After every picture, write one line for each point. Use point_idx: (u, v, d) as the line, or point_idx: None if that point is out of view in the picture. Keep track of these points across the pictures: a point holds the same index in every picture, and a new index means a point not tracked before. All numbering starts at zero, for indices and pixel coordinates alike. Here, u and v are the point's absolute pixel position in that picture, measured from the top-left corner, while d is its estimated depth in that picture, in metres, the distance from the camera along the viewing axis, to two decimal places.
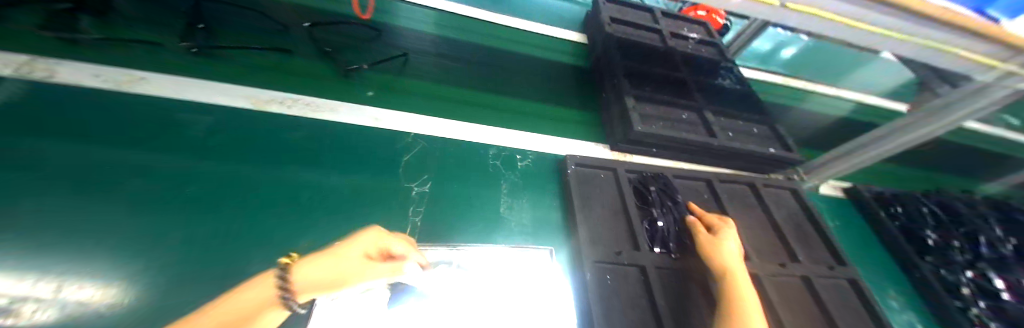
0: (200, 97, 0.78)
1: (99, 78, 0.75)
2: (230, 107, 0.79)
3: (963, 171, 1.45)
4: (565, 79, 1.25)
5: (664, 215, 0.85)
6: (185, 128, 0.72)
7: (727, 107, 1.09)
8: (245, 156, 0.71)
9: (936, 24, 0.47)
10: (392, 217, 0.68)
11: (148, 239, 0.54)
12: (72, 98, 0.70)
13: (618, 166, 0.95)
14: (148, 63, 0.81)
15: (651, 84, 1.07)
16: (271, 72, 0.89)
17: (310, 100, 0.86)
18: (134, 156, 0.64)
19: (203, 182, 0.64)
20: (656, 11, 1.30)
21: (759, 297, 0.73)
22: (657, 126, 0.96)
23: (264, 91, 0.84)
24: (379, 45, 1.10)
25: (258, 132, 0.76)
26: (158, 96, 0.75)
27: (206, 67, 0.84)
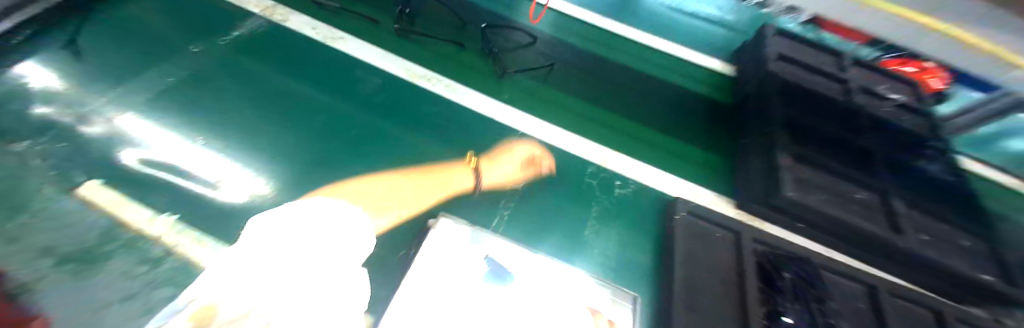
0: (376, 63, 1.04)
1: (322, 35, 1.07)
2: (390, 74, 1.02)
3: None
4: (690, 111, 1.16)
5: (798, 311, 0.68)
6: (361, 85, 0.98)
7: (927, 199, 0.82)
8: (392, 116, 0.93)
9: None
10: (487, 204, 0.80)
11: (314, 163, 0.79)
12: (304, 47, 1.03)
13: (742, 231, 0.81)
14: (355, 30, 1.11)
15: (818, 144, 0.86)
16: (432, 54, 1.11)
17: (448, 82, 1.05)
18: (329, 99, 0.92)
19: (361, 131, 0.88)
20: (845, 55, 1.04)
21: None
22: (818, 198, 0.77)
23: (417, 67, 1.06)
24: (514, 41, 1.23)
25: (404, 101, 0.97)
26: (353, 57, 1.04)
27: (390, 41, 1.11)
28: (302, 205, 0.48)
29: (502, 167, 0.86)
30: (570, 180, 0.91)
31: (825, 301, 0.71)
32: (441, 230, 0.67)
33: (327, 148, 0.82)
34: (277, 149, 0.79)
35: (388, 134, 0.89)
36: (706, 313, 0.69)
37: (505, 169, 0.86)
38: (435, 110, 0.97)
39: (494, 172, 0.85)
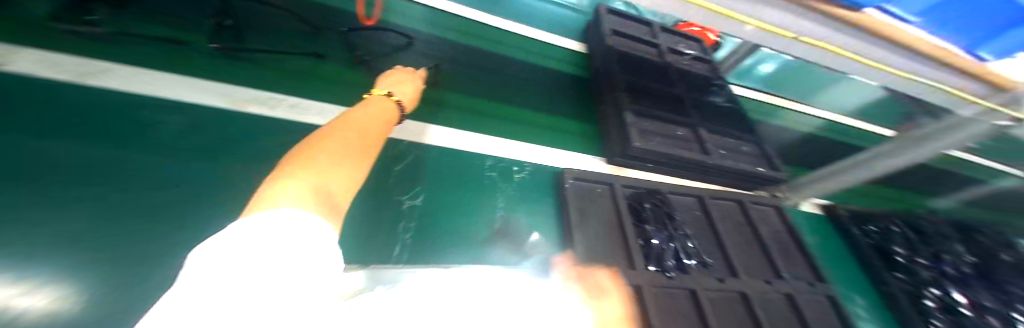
0: (183, 96, 0.78)
1: (67, 70, 0.73)
2: (207, 106, 0.78)
3: (925, 190, 1.59)
4: (562, 88, 1.30)
5: (660, 233, 0.89)
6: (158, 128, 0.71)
7: (720, 124, 1.11)
8: (221, 158, 0.71)
9: (903, 52, 0.61)
10: (381, 229, 0.73)
11: (100, 245, 0.53)
12: (35, 91, 0.69)
13: (615, 181, 0.98)
14: (137, 58, 0.81)
15: (650, 99, 1.08)
16: (267, 72, 0.91)
17: (294, 102, 0.87)
18: (103, 156, 0.64)
19: (172, 190, 0.63)
20: (655, 25, 1.31)
21: (746, 316, 0.81)
22: (655, 142, 0.98)
23: (248, 92, 0.85)
24: (378, 47, 1.14)
25: (237, 133, 0.76)
26: (140, 94, 0.75)
27: (203, 65, 0.85)
28: (253, 223, 0.29)
29: (403, 83, 0.87)
30: (467, 177, 0.92)
31: (674, 217, 0.93)
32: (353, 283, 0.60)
33: (103, 214, 0.57)
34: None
35: (221, 181, 0.67)
36: (603, 259, 0.83)
37: (406, 85, 0.87)
38: (286, 137, 0.80)
39: (399, 86, 0.85)
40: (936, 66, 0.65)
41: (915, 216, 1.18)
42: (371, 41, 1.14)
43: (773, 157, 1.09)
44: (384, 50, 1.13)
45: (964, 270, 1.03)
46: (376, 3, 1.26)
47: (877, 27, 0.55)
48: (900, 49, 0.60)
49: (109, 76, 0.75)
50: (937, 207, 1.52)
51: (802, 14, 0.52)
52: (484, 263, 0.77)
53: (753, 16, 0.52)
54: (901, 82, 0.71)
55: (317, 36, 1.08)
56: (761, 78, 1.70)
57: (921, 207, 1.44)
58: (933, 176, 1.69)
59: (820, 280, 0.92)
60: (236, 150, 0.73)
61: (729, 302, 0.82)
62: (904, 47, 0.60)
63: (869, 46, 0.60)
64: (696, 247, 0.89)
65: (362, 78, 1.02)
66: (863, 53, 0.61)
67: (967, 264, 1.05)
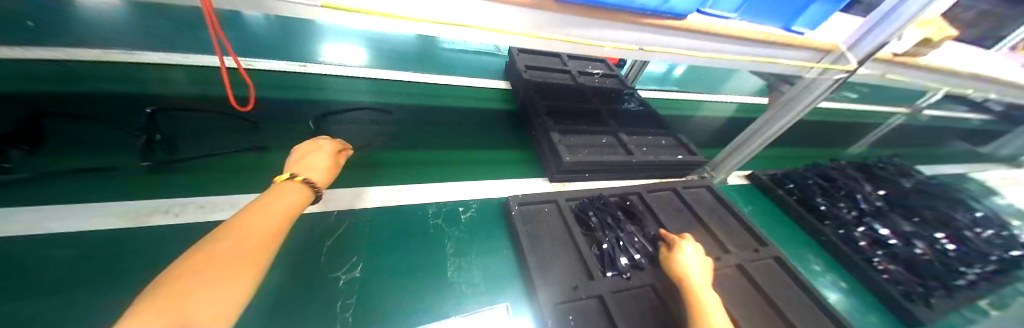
0: (59, 225, 0.68)
1: None
2: (95, 229, 0.69)
3: (830, 142, 1.83)
4: (496, 123, 1.37)
5: (609, 237, 0.91)
6: (21, 269, 0.60)
7: (637, 125, 1.22)
8: (109, 282, 0.62)
9: (734, 41, 0.75)
10: (320, 313, 0.68)
11: None
12: None
13: (558, 197, 1.01)
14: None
15: (572, 117, 1.18)
16: (172, 171, 0.85)
17: (204, 201, 0.81)
18: None
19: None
20: (563, 54, 1.48)
21: None
22: (584, 153, 1.05)
23: (145, 202, 0.77)
24: (305, 123, 1.14)
25: (138, 247, 0.69)
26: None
27: (87, 184, 0.77)
28: None
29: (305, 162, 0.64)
30: (411, 230, 0.91)
31: (619, 219, 0.97)
32: None
33: None
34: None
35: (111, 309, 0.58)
36: (561, 277, 0.81)
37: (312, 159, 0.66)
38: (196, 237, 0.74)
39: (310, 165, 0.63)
40: (769, 45, 0.80)
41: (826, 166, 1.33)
42: (296, 118, 1.15)
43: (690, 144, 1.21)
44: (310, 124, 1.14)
45: (877, 204, 1.16)
46: (299, 83, 1.29)
47: (698, 27, 0.68)
48: (732, 39, 0.74)
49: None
50: (846, 155, 1.72)
51: (636, 28, 0.64)
52: (439, 316, 0.73)
53: (595, 37, 0.63)
54: (759, 63, 0.84)
55: (233, 123, 1.05)
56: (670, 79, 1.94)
57: (830, 156, 1.65)
58: (832, 131, 1.95)
59: (764, 245, 0.98)
60: (127, 263, 0.66)
61: None
62: (735, 37, 0.73)
63: (704, 42, 0.73)
64: (646, 242, 0.92)
65: (289, 155, 1.01)
66: (705, 47, 0.74)
67: (878, 198, 1.19)
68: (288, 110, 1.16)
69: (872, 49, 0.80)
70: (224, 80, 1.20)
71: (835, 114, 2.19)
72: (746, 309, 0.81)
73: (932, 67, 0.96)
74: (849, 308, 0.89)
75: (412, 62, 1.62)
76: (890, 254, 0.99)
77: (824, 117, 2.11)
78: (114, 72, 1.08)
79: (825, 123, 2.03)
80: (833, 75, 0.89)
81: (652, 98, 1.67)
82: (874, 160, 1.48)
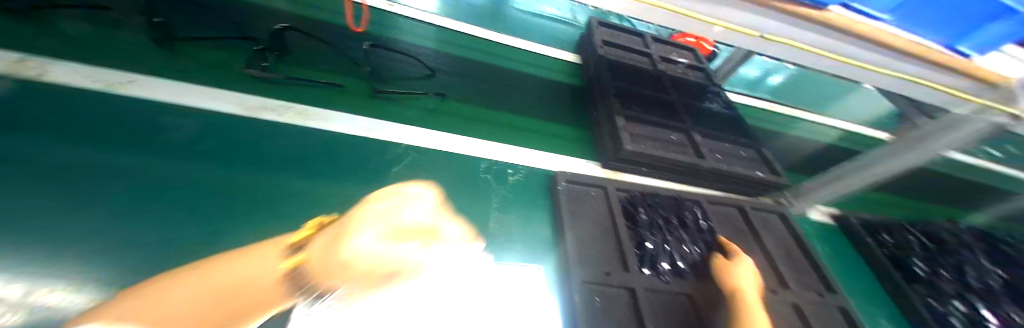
0: (187, 100, 0.82)
1: (89, 78, 0.78)
2: (213, 110, 0.82)
3: (946, 201, 1.51)
4: (558, 96, 1.32)
5: (654, 237, 0.87)
6: (165, 131, 0.74)
7: (715, 129, 1.10)
8: (218, 156, 0.74)
9: (880, 47, 0.61)
10: None
11: (97, 231, 0.53)
12: (54, 95, 0.72)
13: (609, 184, 0.97)
14: (150, 67, 0.87)
15: (641, 105, 1.09)
16: (273, 80, 0.95)
17: (299, 108, 0.91)
18: (102, 156, 0.66)
19: (173, 185, 0.65)
20: (645, 36, 1.34)
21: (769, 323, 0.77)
22: (647, 145, 0.97)
23: (251, 98, 0.89)
24: (377, 57, 1.18)
25: (242, 133, 0.80)
26: (142, 99, 0.79)
27: (205, 74, 0.90)
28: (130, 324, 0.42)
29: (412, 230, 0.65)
30: (463, 177, 0.95)
31: (671, 222, 0.91)
32: None
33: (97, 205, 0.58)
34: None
35: (211, 178, 0.69)
36: (597, 261, 0.80)
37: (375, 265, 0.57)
38: (290, 136, 0.85)
39: (336, 260, 0.55)
40: (925, 64, 0.65)
41: (932, 227, 1.14)
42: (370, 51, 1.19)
43: (775, 163, 1.07)
44: (388, 62, 1.19)
45: (990, 282, 0.96)
46: (379, 21, 1.35)
47: (845, 23, 0.57)
48: (880, 47, 0.61)
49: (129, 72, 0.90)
50: (966, 220, 1.41)
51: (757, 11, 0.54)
52: (477, 260, 0.74)
53: (712, 14, 0.54)
54: (900, 82, 0.70)
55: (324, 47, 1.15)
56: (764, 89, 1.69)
57: (942, 215, 1.38)
58: (952, 190, 1.61)
59: (830, 291, 0.87)
60: (237, 145, 0.77)
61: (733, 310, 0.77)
62: (886, 45, 0.61)
63: (840, 44, 0.61)
64: (693, 252, 0.87)
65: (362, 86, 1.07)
66: (838, 49, 0.62)
67: (997, 277, 0.98)
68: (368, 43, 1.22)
69: None
70: (319, 6, 1.30)
71: (965, 171, 1.78)
72: None
73: None
74: None
75: (486, 19, 1.59)
76: None
77: (950, 172, 1.73)
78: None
79: (946, 179, 1.67)
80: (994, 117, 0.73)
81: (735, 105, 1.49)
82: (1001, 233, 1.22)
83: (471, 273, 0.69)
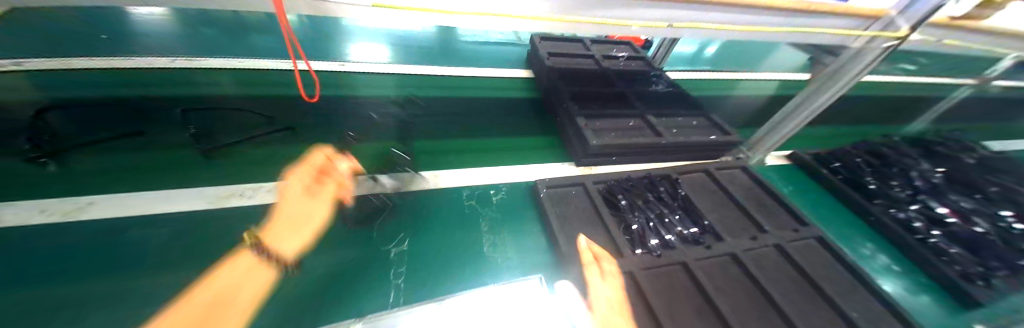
0: (147, 209, 0.78)
1: (44, 212, 0.74)
2: (187, 210, 0.81)
3: (872, 119, 1.75)
4: (522, 111, 1.41)
5: (636, 218, 0.92)
6: (129, 246, 0.71)
7: (665, 108, 1.21)
8: (191, 273, 0.68)
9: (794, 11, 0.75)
10: (376, 286, 0.75)
11: None
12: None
13: (585, 180, 1.03)
14: (95, 181, 0.82)
15: (596, 102, 1.19)
16: (247, 164, 0.97)
17: None
18: (76, 286, 0.62)
19: (146, 315, 0.60)
20: (586, 40, 1.48)
21: (781, 263, 0.86)
22: (611, 136, 1.05)
23: (222, 188, 0.88)
24: (349, 116, 1.23)
25: (218, 227, 0.78)
26: (91, 222, 0.74)
27: (172, 172, 0.89)
28: None
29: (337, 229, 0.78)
30: (450, 209, 1.00)
31: (649, 200, 0.98)
32: None
33: None
34: None
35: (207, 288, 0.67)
36: (592, 250, 0.83)
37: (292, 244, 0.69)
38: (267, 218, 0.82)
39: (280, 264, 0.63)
40: (813, 15, 0.78)
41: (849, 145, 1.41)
42: (350, 113, 1.24)
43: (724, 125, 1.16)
44: (358, 119, 1.23)
45: (934, 181, 1.20)
46: (338, 81, 1.36)
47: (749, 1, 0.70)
48: (777, 11, 0.75)
49: None
50: (900, 132, 1.65)
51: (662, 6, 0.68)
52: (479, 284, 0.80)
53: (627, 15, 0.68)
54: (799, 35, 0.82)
55: (294, 116, 1.17)
56: (704, 59, 1.85)
57: (870, 135, 1.60)
58: (876, 108, 1.87)
59: (804, 225, 0.95)
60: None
61: (725, 265, 0.84)
62: (781, 9, 0.74)
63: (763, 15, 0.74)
64: (676, 222, 0.92)
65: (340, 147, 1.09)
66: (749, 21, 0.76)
67: (934, 175, 1.23)
68: (331, 106, 1.25)
69: (926, 13, 0.76)
70: (276, 80, 1.32)
71: (881, 90, 2.08)
72: (786, 291, 0.79)
73: (994, 30, 0.90)
74: (896, 287, 0.92)
75: (439, 53, 1.65)
76: (948, 233, 1.01)
77: (869, 93, 2.01)
78: (188, 80, 1.21)
79: (869, 100, 1.93)
80: (880, 43, 0.85)
81: (680, 79, 1.63)
82: (917, 139, 1.49)
83: None
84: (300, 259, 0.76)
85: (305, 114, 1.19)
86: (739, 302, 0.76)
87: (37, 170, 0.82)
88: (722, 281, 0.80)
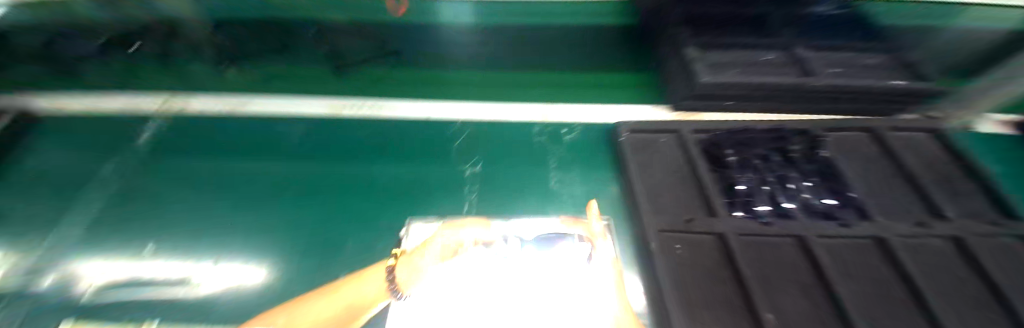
0: (299, 110, 1.10)
1: None
2: (318, 114, 1.10)
3: None
4: (612, 43, 1.21)
5: (746, 176, 0.75)
6: (290, 137, 1.04)
7: (827, 38, 0.93)
8: (332, 159, 0.98)
9: None
10: (452, 198, 0.87)
11: (296, 233, 0.81)
12: (232, 127, 1.07)
13: (682, 127, 0.86)
14: (275, 88, 1.16)
15: (720, 29, 0.94)
16: (355, 83, 1.16)
17: (372, 102, 1.12)
18: None
19: (308, 183, 0.93)
20: None
21: (965, 261, 0.61)
22: (731, 73, 0.83)
23: (340, 99, 1.13)
24: (435, 40, 1.27)
25: (342, 131, 1.05)
26: (273, 116, 1.09)
27: (316, 86, 1.16)
28: None
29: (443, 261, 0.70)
30: (523, 142, 0.99)
31: (769, 158, 0.78)
32: (414, 235, 0.78)
33: None
34: (234, 221, 0.85)
35: (339, 173, 0.95)
36: (673, 209, 0.73)
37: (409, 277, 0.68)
38: (373, 129, 1.06)
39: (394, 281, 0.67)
40: None
41: None
42: (440, 34, 1.28)
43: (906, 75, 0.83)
44: (442, 45, 1.26)
45: None
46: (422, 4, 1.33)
47: None
48: None
49: (250, 106, 1.11)
50: None
51: None
52: (541, 215, 0.80)
53: None
54: None
55: (393, 38, 1.28)
56: None
57: None
58: None
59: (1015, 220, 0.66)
60: (337, 160, 0.98)
61: (862, 250, 0.64)
62: None
63: None
64: (804, 189, 0.72)
65: (429, 67, 1.20)
66: None
67: None
68: (421, 30, 1.28)
69: None
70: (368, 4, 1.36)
71: None
72: (960, 295, 0.56)
73: None
74: None
75: None
76: None
77: None
78: (308, 9, 1.38)
79: None
80: None
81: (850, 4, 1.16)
82: None
83: (531, 230, 0.77)
84: (396, 156, 0.99)
85: (401, 35, 1.28)
86: (874, 294, 0.58)
87: (241, 79, 1.18)
88: (852, 267, 0.62)
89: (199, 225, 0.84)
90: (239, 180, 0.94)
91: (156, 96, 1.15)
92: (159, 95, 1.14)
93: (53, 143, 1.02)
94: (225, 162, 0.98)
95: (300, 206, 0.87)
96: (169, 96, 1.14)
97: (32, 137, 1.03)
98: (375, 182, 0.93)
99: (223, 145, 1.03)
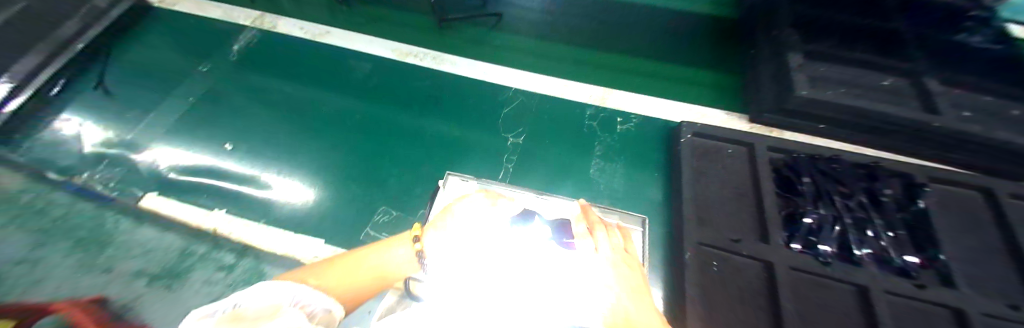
0: (365, 48, 1.13)
1: None
2: (381, 55, 1.12)
3: None
4: (696, 35, 1.11)
5: (818, 210, 0.67)
6: (355, 72, 1.08)
7: (969, 71, 0.80)
8: (387, 100, 1.01)
9: None
10: (493, 162, 0.88)
11: (344, 162, 0.87)
12: (302, 53, 1.12)
13: (755, 142, 0.78)
14: (352, 23, 1.20)
15: (835, 40, 0.84)
16: (427, 28, 1.17)
17: (435, 54, 1.12)
18: None
19: (361, 119, 0.97)
20: None
21: None
22: (833, 92, 0.74)
23: (405, 45, 1.14)
24: None
25: (400, 76, 1.07)
26: (342, 49, 1.13)
27: (388, 27, 1.18)
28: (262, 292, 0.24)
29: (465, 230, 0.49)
30: (575, 123, 0.96)
31: (850, 196, 0.69)
32: (450, 189, 0.71)
33: None
34: (292, 139, 0.92)
35: (388, 117, 0.97)
36: (722, 223, 0.68)
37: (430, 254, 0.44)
38: (429, 80, 1.07)
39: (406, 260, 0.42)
40: None
41: None
42: None
43: None
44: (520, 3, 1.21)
45: None
46: None
47: None
48: None
49: (326, 36, 1.17)
50: None
51: None
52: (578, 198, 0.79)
53: None
54: None
55: None
56: None
57: None
58: None
59: None
60: (392, 102, 1.01)
61: (930, 318, 0.57)
62: None
63: None
64: (885, 239, 0.63)
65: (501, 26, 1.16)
66: None
67: None
68: None
69: None
70: None
71: None
72: None
73: None
74: None
75: None
76: None
77: None
78: None
79: None
80: None
81: None
82: None
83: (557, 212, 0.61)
84: (448, 111, 1.00)
85: None
86: None
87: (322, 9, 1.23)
88: None
89: (263, 135, 0.92)
90: (300, 101, 1.01)
91: (246, 10, 1.23)
92: (250, 11, 1.23)
93: (161, 37, 1.15)
94: (293, 84, 1.04)
95: (352, 137, 0.93)
96: (258, 14, 1.22)
97: (148, 28, 1.17)
98: (424, 132, 0.95)
99: (292, 65, 1.09)
